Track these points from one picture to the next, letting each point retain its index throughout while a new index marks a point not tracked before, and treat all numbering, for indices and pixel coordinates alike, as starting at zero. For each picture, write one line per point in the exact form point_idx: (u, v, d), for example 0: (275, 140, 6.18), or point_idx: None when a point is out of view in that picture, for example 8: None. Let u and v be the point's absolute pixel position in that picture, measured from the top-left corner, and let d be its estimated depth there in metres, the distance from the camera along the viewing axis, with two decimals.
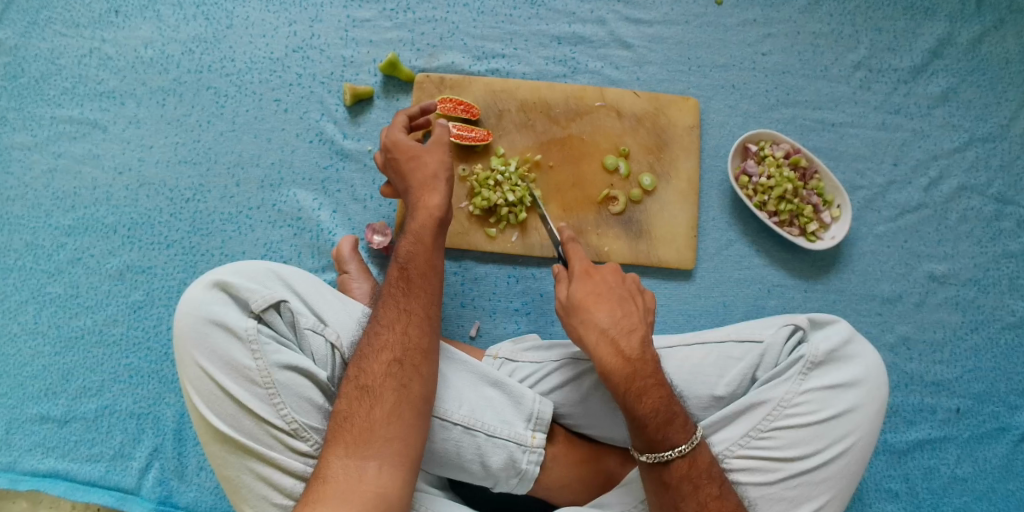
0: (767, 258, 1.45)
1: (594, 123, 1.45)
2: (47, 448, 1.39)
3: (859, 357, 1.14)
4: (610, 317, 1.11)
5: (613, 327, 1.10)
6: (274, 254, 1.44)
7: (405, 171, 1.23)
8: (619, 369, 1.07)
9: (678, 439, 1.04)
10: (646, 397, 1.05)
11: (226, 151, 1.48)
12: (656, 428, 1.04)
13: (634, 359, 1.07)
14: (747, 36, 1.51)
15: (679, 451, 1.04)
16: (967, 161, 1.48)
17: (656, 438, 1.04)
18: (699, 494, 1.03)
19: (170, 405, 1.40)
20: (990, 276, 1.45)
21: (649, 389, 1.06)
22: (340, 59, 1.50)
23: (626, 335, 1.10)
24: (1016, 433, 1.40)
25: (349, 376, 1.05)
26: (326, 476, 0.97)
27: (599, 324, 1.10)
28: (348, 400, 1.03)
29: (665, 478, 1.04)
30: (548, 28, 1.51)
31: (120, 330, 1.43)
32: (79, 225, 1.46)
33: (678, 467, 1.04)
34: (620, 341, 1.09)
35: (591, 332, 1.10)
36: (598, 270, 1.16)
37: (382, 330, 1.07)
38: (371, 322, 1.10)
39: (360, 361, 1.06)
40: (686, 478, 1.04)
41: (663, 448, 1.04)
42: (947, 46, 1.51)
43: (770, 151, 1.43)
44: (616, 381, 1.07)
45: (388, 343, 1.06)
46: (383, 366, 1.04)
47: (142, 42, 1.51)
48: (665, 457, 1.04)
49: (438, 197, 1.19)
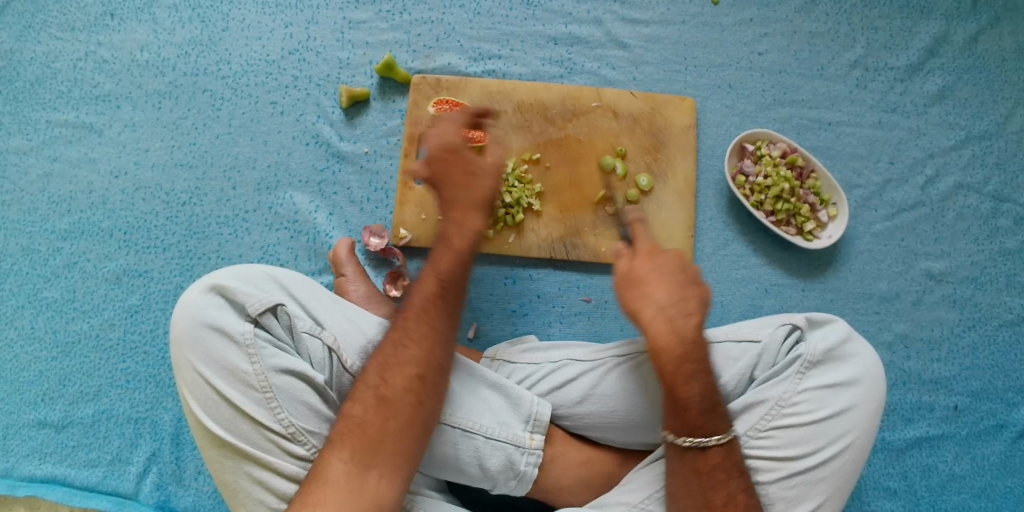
0: (764, 257, 1.44)
1: (590, 123, 1.45)
2: (44, 454, 1.38)
3: (856, 356, 1.14)
4: (671, 297, 1.07)
5: (672, 306, 1.06)
6: (271, 257, 1.44)
7: (452, 181, 1.19)
8: (671, 349, 1.04)
9: (716, 428, 1.04)
10: (692, 381, 1.04)
11: (222, 154, 1.48)
12: (698, 414, 1.03)
13: (688, 342, 1.05)
14: (743, 35, 1.51)
15: (717, 440, 1.03)
16: (964, 159, 1.48)
17: (697, 425, 1.03)
18: (730, 485, 1.03)
19: (168, 409, 1.40)
20: (987, 273, 1.45)
21: (696, 375, 1.04)
22: (336, 61, 1.50)
23: (684, 317, 1.06)
24: (1015, 429, 1.40)
25: (370, 383, 1.03)
26: (328, 480, 0.96)
27: (659, 302, 1.07)
28: (364, 406, 1.01)
29: (698, 464, 1.03)
30: (545, 28, 1.51)
31: (117, 335, 1.42)
32: (76, 229, 1.46)
33: (713, 454, 1.03)
34: (678, 322, 1.05)
35: (647, 307, 1.07)
36: (663, 251, 1.11)
37: (411, 344, 1.05)
38: (398, 331, 1.07)
39: (383, 370, 1.03)
40: (719, 467, 1.03)
41: (701, 434, 1.03)
42: (943, 44, 1.51)
43: (766, 151, 1.44)
44: (666, 362, 1.04)
45: (414, 357, 1.04)
46: (406, 381, 1.02)
47: (138, 46, 1.51)
48: (702, 444, 1.03)
49: (480, 220, 1.17)
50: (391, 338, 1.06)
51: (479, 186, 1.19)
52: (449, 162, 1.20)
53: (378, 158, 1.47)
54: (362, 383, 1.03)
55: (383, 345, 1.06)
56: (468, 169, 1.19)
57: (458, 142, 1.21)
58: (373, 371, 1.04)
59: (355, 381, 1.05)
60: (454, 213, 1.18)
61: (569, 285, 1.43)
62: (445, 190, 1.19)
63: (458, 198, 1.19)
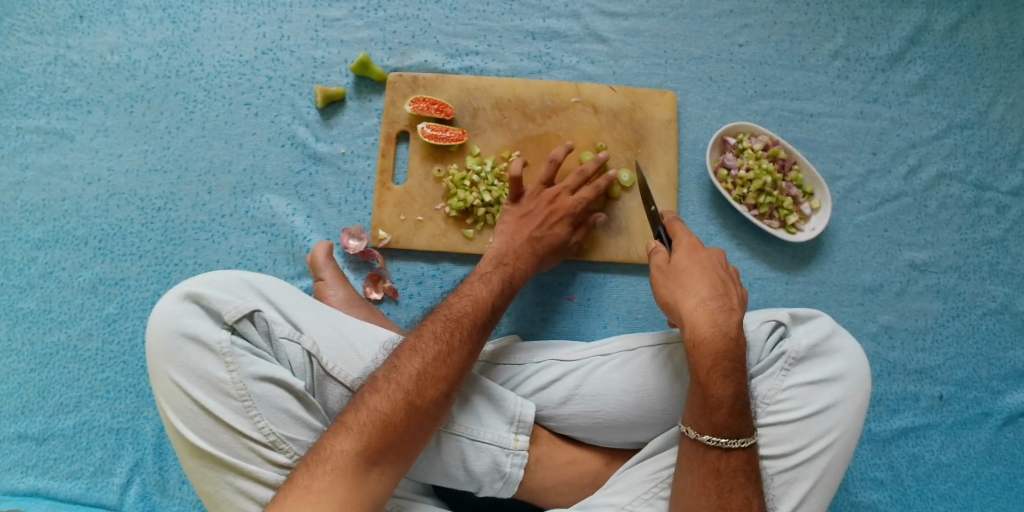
0: (747, 251, 1.43)
1: (570, 119, 1.43)
2: (26, 467, 1.36)
3: (842, 351, 1.13)
4: (714, 293, 1.08)
5: (714, 300, 1.08)
6: (249, 262, 1.42)
7: (550, 231, 1.31)
8: (712, 342, 1.04)
9: (743, 431, 1.02)
10: (729, 380, 1.03)
11: (196, 158, 1.45)
12: (729, 413, 1.01)
13: (730, 337, 1.05)
14: (724, 27, 1.49)
15: (742, 442, 1.02)
16: (946, 148, 1.47)
17: (725, 425, 1.01)
18: (748, 488, 1.02)
19: (149, 419, 1.38)
20: (970, 262, 1.45)
21: (733, 373, 1.03)
22: (311, 60, 1.48)
23: (726, 312, 1.07)
24: (1000, 417, 1.40)
25: (404, 385, 1.01)
26: (337, 467, 0.94)
27: (701, 293, 1.08)
28: (392, 404, 0.99)
29: (717, 465, 1.02)
30: (523, 23, 1.49)
31: (95, 345, 1.40)
32: (49, 237, 1.43)
33: (735, 456, 1.02)
34: (720, 316, 1.06)
35: (689, 298, 1.08)
36: (706, 249, 1.14)
37: (451, 363, 1.06)
38: (442, 344, 1.07)
39: (421, 378, 1.03)
40: (739, 469, 1.02)
41: (728, 435, 1.02)
42: (924, 33, 1.50)
43: (748, 144, 1.42)
44: (705, 354, 1.04)
45: (450, 376, 1.05)
46: (438, 396, 1.03)
47: (108, 48, 1.48)
48: (727, 445, 1.02)
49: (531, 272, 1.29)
50: (434, 348, 1.06)
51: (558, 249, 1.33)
52: (562, 219, 1.32)
53: (355, 159, 1.45)
54: (395, 381, 1.02)
55: (423, 350, 1.06)
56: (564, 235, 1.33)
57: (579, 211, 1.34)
58: (409, 373, 1.03)
59: (387, 373, 1.03)
60: (529, 255, 1.29)
61: (552, 284, 1.43)
62: (542, 231, 1.30)
63: (538, 243, 1.30)
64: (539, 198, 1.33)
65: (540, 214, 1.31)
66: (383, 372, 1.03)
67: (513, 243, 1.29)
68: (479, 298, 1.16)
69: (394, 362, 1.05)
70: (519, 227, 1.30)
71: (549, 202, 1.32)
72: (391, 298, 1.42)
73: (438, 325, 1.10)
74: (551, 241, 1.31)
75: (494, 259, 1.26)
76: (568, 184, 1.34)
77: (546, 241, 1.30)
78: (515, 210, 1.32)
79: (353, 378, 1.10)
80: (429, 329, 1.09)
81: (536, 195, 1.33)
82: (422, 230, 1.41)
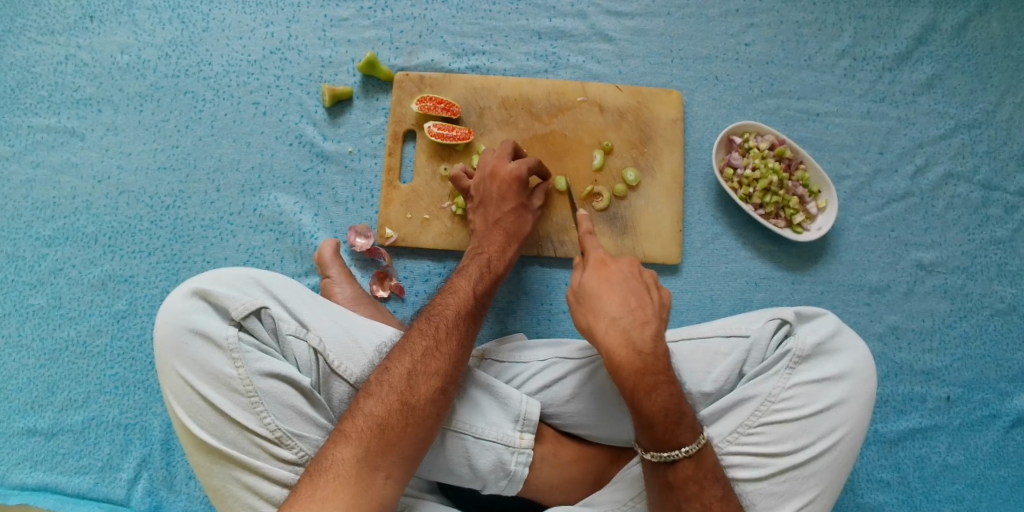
0: (752, 250, 1.44)
1: (576, 118, 1.43)
2: (35, 461, 1.38)
3: (847, 349, 1.13)
4: (624, 309, 1.08)
5: (625, 317, 1.07)
6: (257, 260, 1.43)
7: (507, 208, 1.30)
8: (628, 361, 1.03)
9: (686, 439, 1.01)
10: (654, 394, 1.01)
11: (204, 156, 1.46)
12: (664, 428, 1.00)
13: (644, 353, 1.03)
14: (730, 26, 1.49)
15: (686, 451, 1.00)
16: (953, 148, 1.47)
17: (663, 440, 1.00)
18: (704, 496, 1.00)
19: (157, 415, 1.39)
20: (978, 263, 1.44)
21: (657, 388, 1.01)
22: (318, 60, 1.49)
23: (639, 326, 1.06)
24: (1008, 419, 1.39)
25: (396, 387, 1.03)
26: (340, 475, 0.95)
27: (609, 313, 1.08)
28: (387, 407, 1.01)
29: (669, 478, 1.01)
30: (529, 22, 1.49)
31: (103, 341, 1.41)
32: (59, 234, 1.44)
33: (683, 466, 1.01)
34: (633, 332, 1.05)
35: (600, 321, 1.07)
36: (615, 261, 1.13)
37: (441, 357, 1.07)
38: (428, 339, 1.08)
39: (412, 376, 1.04)
40: (691, 479, 1.01)
41: (669, 448, 1.00)
42: (932, 32, 1.49)
43: (754, 143, 1.42)
44: (626, 376, 1.02)
45: (442, 369, 1.06)
46: (431, 392, 1.04)
47: (118, 48, 1.49)
48: (671, 457, 1.01)
49: (513, 253, 1.29)
50: (422, 345, 1.07)
51: (523, 219, 1.31)
52: (512, 190, 1.30)
53: (362, 157, 1.46)
54: (388, 383, 1.03)
55: (412, 348, 1.07)
56: (523, 204, 1.31)
57: (525, 178, 1.31)
58: (400, 373, 1.04)
59: (374, 377, 1.05)
60: (499, 236, 1.28)
61: (556, 282, 1.43)
62: (498, 212, 1.30)
63: (503, 222, 1.29)
64: (482, 182, 1.32)
65: (492, 197, 1.31)
66: (376, 375, 1.05)
67: (481, 232, 1.30)
68: (463, 291, 1.17)
69: (385, 364, 1.06)
70: (483, 217, 1.31)
71: (491, 180, 1.31)
72: (397, 296, 1.43)
73: (423, 323, 1.12)
74: (511, 216, 1.30)
75: (470, 252, 1.28)
76: (502, 155, 1.33)
77: (507, 219, 1.30)
78: (473, 203, 1.33)
79: (358, 375, 1.11)
80: (415, 327, 1.11)
81: (480, 179, 1.32)
82: (428, 228, 1.42)
